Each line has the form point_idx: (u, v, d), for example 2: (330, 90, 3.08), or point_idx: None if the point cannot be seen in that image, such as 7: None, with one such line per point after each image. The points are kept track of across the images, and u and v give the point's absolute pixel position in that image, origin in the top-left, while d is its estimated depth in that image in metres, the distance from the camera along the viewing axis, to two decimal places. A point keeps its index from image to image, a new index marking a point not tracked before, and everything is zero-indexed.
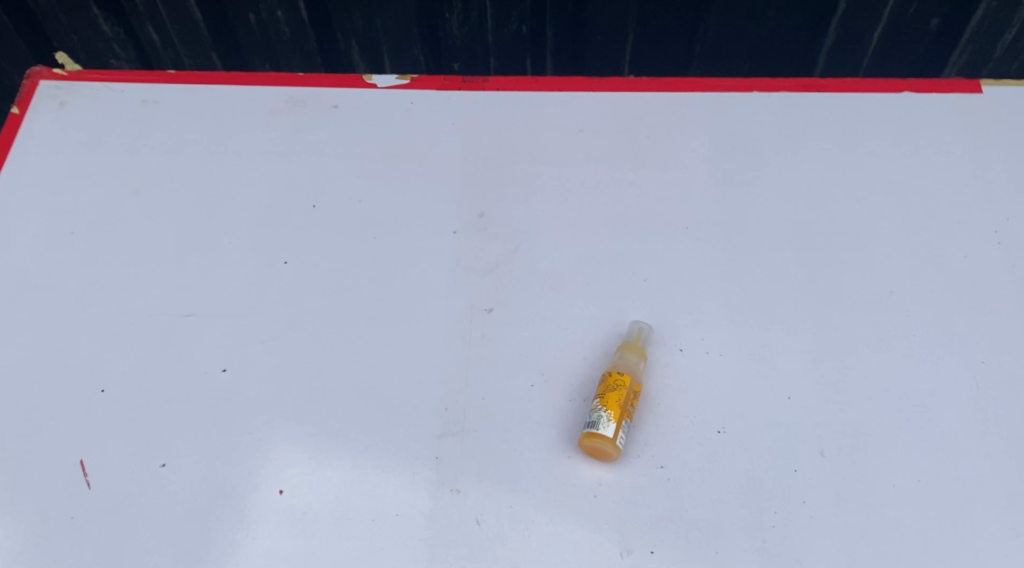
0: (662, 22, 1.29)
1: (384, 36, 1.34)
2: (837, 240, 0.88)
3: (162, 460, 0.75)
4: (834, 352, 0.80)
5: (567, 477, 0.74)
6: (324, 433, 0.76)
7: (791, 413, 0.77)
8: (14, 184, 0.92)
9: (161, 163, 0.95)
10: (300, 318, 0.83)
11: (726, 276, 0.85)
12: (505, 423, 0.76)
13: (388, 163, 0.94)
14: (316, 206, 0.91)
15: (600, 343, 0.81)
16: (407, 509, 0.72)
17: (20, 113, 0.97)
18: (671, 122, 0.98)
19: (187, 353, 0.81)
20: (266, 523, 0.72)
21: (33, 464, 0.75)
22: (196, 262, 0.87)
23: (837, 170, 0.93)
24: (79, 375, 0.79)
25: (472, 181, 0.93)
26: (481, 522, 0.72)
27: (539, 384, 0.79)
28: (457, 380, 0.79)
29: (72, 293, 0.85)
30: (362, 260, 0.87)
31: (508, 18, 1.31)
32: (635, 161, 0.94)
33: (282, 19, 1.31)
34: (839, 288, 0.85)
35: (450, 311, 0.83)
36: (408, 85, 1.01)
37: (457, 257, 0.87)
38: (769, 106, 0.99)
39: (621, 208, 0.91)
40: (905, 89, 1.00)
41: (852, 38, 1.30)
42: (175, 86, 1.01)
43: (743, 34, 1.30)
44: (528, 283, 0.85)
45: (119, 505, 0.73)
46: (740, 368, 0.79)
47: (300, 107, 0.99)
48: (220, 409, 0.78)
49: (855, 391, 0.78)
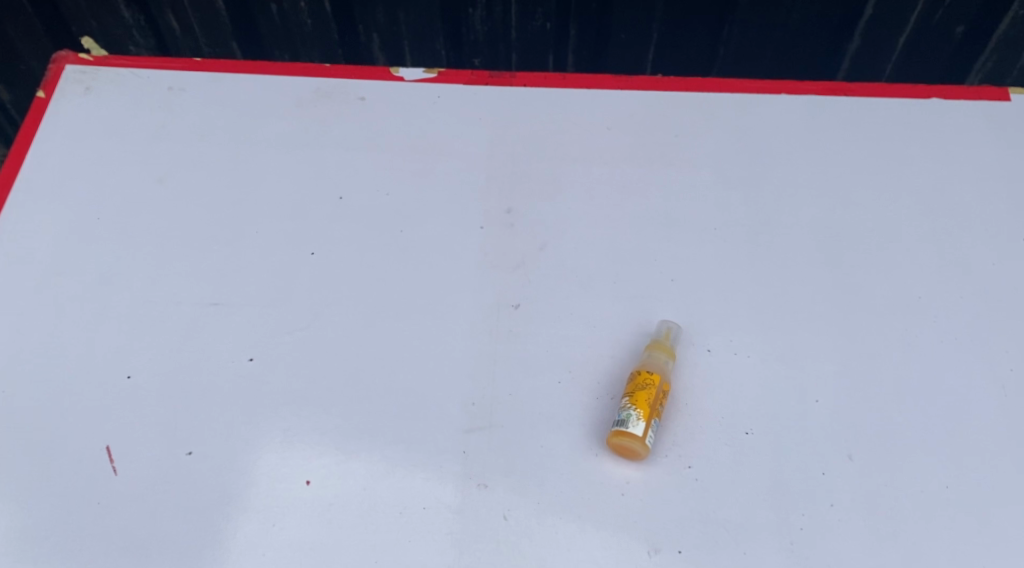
0: (686, 21, 1.29)
1: (407, 29, 1.34)
2: (865, 245, 0.88)
3: (189, 448, 0.75)
4: (861, 357, 0.80)
5: (595, 475, 0.74)
6: (351, 425, 0.76)
7: (819, 416, 0.77)
8: (41, 167, 0.92)
9: (187, 150, 0.94)
10: (327, 310, 0.83)
11: (754, 278, 0.85)
12: (532, 420, 0.76)
13: (416, 157, 0.94)
14: (343, 198, 0.91)
15: (627, 341, 0.81)
16: (435, 502, 0.72)
17: (46, 97, 0.97)
18: (699, 121, 0.97)
19: (213, 342, 0.81)
20: (293, 514, 0.72)
21: (58, 449, 0.75)
22: (223, 251, 0.87)
23: (865, 174, 0.93)
24: (105, 361, 0.79)
25: (499, 177, 0.93)
26: (509, 517, 0.72)
27: (566, 381, 0.79)
28: (484, 375, 0.79)
29: (99, 279, 0.85)
30: (389, 253, 0.87)
31: (532, 14, 1.30)
32: (662, 160, 0.94)
33: (305, 9, 1.30)
34: (866, 292, 0.85)
35: (478, 306, 0.83)
36: (436, 78, 1.01)
37: (485, 253, 0.87)
38: (798, 108, 0.99)
39: (648, 207, 0.90)
40: (933, 95, 1.00)
41: (875, 43, 1.30)
42: (202, 73, 1.01)
43: (767, 35, 1.30)
44: (555, 281, 0.85)
45: (146, 492, 0.73)
46: (768, 370, 0.79)
47: (327, 98, 0.99)
48: (248, 398, 0.77)
49: (883, 396, 0.78)
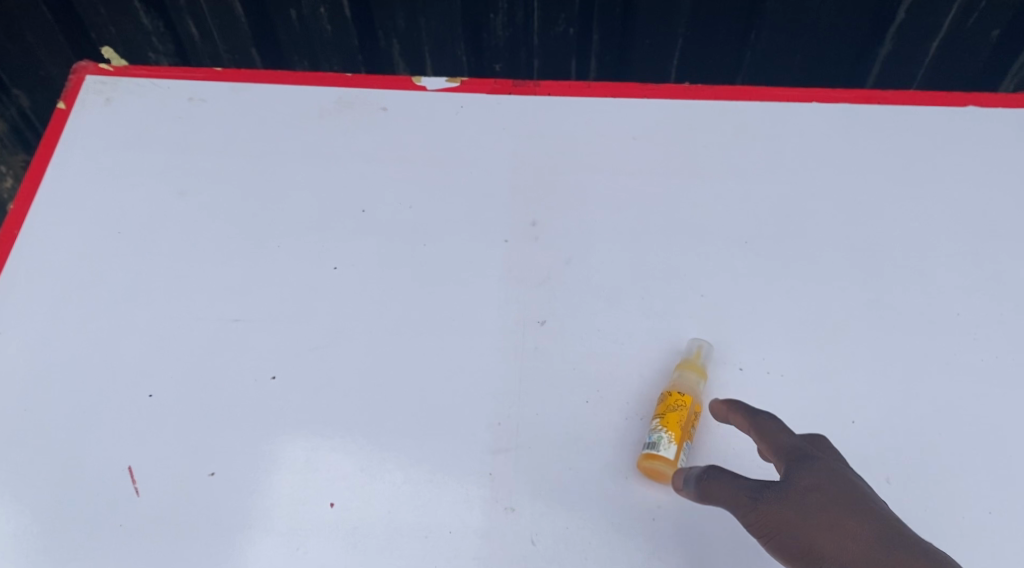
0: (713, 26, 1.26)
1: (428, 35, 1.32)
2: (900, 260, 0.86)
3: (211, 469, 0.74)
4: (898, 376, 0.79)
5: (625, 499, 0.73)
6: (376, 445, 0.75)
7: (853, 438, 0.75)
8: (62, 181, 0.91)
9: (207, 162, 0.93)
10: (350, 326, 0.81)
11: (787, 294, 0.83)
12: (560, 441, 0.75)
13: (439, 169, 0.92)
14: (366, 211, 0.89)
15: (657, 359, 0.80)
16: (461, 527, 0.71)
17: (66, 108, 0.96)
18: (729, 130, 0.95)
19: (236, 360, 0.79)
20: (318, 537, 0.71)
21: (81, 470, 0.74)
22: (245, 266, 0.86)
23: (900, 186, 0.91)
24: (127, 379, 0.78)
25: (524, 189, 0.91)
26: (536, 542, 0.71)
27: (594, 401, 0.77)
28: (510, 394, 0.77)
29: (121, 295, 0.84)
30: (413, 268, 0.85)
31: (555, 19, 1.28)
32: (692, 170, 0.92)
33: (325, 16, 1.29)
34: (902, 310, 0.83)
35: (504, 323, 0.81)
36: (458, 87, 0.98)
37: (510, 267, 0.85)
38: (831, 117, 0.96)
39: (678, 219, 0.88)
40: (971, 102, 0.97)
41: (907, 48, 1.27)
42: (221, 83, 0.99)
43: (795, 39, 1.27)
44: (583, 296, 0.83)
45: (169, 514, 0.72)
46: (801, 391, 0.78)
47: (349, 109, 0.97)
48: (271, 417, 0.76)
49: (921, 417, 0.77)
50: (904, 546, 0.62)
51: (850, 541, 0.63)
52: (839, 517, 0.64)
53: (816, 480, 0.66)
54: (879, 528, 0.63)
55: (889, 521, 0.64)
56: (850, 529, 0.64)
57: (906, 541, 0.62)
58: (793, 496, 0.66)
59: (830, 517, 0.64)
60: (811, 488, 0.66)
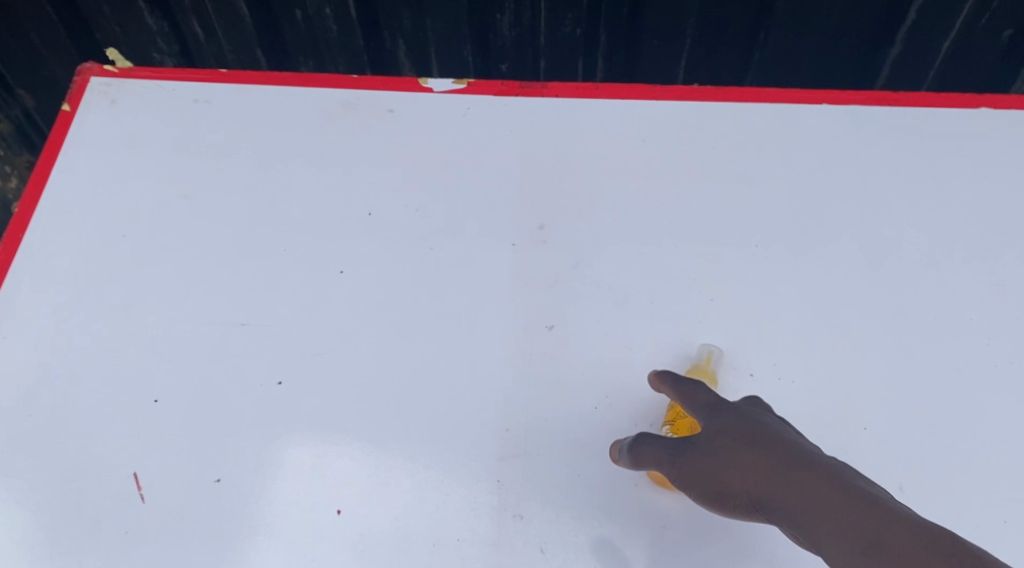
0: (721, 26, 1.25)
1: (434, 36, 1.31)
2: (913, 264, 0.85)
3: (217, 475, 0.73)
4: (911, 382, 0.78)
5: (635, 506, 0.72)
6: (383, 451, 0.74)
7: (866, 445, 0.75)
8: (66, 184, 0.90)
9: (213, 164, 0.93)
10: (357, 330, 0.81)
11: (798, 299, 0.82)
12: (569, 448, 0.75)
13: (446, 171, 0.92)
14: (372, 214, 0.89)
15: (666, 365, 0.79)
16: (469, 535, 0.71)
17: (71, 110, 0.95)
18: (739, 133, 0.94)
19: (241, 365, 0.79)
20: (324, 545, 0.71)
21: (86, 476, 0.73)
22: (251, 270, 0.85)
23: (913, 189, 0.90)
24: (132, 385, 0.78)
25: (532, 192, 0.90)
26: (545, 551, 0.70)
27: (602, 407, 0.77)
28: (518, 400, 0.76)
29: (125, 299, 0.83)
30: (420, 272, 0.85)
31: (562, 19, 1.27)
32: (702, 173, 0.91)
33: (331, 16, 1.28)
34: (915, 315, 0.82)
35: (512, 328, 0.81)
36: (465, 89, 0.97)
37: (518, 271, 0.84)
38: (842, 119, 0.95)
39: (687, 222, 0.87)
40: (984, 104, 0.96)
41: (918, 49, 1.26)
42: (226, 85, 0.98)
43: (804, 40, 1.26)
44: (591, 301, 0.82)
45: (174, 521, 0.71)
46: (813, 397, 0.77)
47: (355, 110, 0.96)
48: (277, 422, 0.76)
49: (935, 424, 0.76)
50: (811, 468, 0.61)
51: (757, 472, 0.62)
52: (746, 452, 0.64)
53: (722, 420, 0.67)
54: (784, 456, 0.62)
55: (798, 448, 0.63)
56: (758, 461, 0.63)
57: (813, 465, 0.61)
58: (701, 440, 0.66)
59: (735, 450, 0.64)
60: (721, 431, 0.66)
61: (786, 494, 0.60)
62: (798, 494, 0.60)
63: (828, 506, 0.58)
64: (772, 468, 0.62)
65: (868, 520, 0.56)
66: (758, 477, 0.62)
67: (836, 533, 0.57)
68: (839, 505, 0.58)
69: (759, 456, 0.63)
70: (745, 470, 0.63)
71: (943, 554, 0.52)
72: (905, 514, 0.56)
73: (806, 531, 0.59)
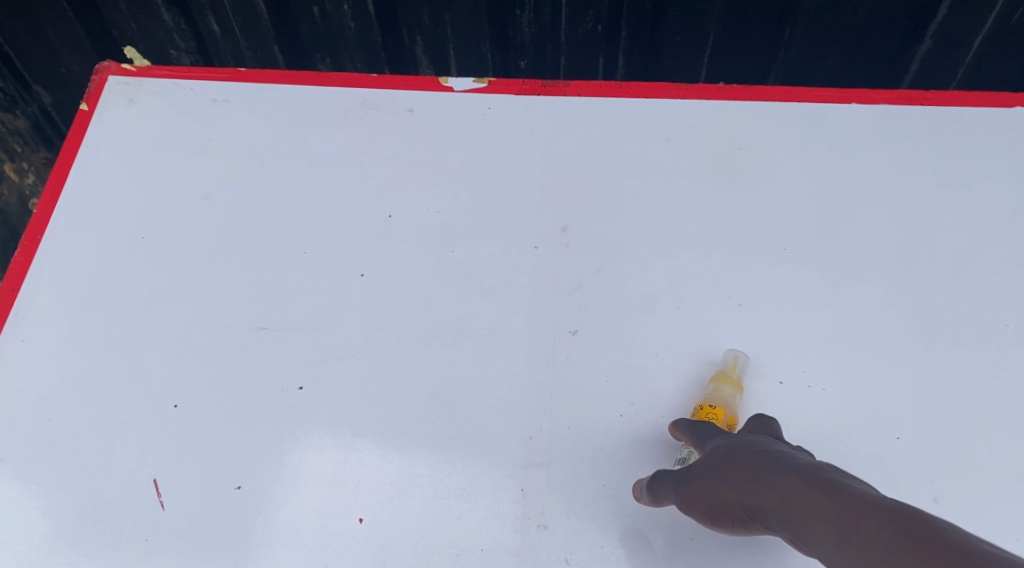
0: (745, 22, 1.23)
1: (452, 33, 1.30)
2: (945, 268, 0.83)
3: (238, 482, 0.72)
4: (944, 390, 0.76)
5: (661, 516, 0.71)
6: (405, 459, 0.73)
7: (898, 455, 0.73)
8: (85, 185, 0.89)
9: (231, 165, 0.92)
10: (378, 335, 0.80)
11: (827, 304, 0.81)
12: (594, 456, 0.73)
13: (467, 172, 0.90)
14: (393, 216, 0.87)
15: (693, 372, 0.77)
16: (493, 545, 0.70)
17: (89, 109, 0.94)
18: (766, 133, 0.92)
19: (261, 370, 0.78)
20: (347, 555, 0.70)
21: (106, 483, 0.73)
22: (271, 273, 0.84)
23: (945, 191, 0.88)
24: (151, 389, 0.77)
25: (555, 194, 0.88)
26: (571, 561, 0.69)
27: (628, 414, 0.75)
28: (541, 407, 0.75)
29: (144, 302, 0.82)
30: (442, 275, 0.83)
31: (583, 16, 1.25)
32: (727, 175, 0.89)
33: (348, 13, 1.26)
34: (948, 321, 0.80)
35: (535, 333, 0.79)
36: (485, 88, 0.95)
37: (541, 275, 0.83)
38: (872, 119, 0.93)
39: (713, 225, 0.86)
40: (1019, 103, 0.93)
41: (946, 46, 1.23)
42: (243, 84, 0.97)
43: (829, 36, 1.24)
44: (616, 305, 0.81)
45: (194, 528, 0.71)
46: (843, 406, 0.75)
47: (375, 110, 0.95)
48: (298, 429, 0.75)
49: (969, 433, 0.74)
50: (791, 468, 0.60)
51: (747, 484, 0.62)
52: (735, 466, 0.64)
53: (716, 443, 0.67)
54: (768, 463, 0.62)
55: (785, 454, 0.62)
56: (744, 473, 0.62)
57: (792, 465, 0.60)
58: (701, 462, 0.67)
59: (726, 465, 0.64)
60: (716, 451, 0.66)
61: (773, 501, 0.59)
62: (779, 496, 0.59)
63: (804, 501, 0.57)
64: (757, 477, 0.61)
65: (841, 506, 0.54)
66: (748, 487, 0.62)
67: (816, 524, 0.55)
68: (815, 499, 0.56)
69: (746, 468, 0.63)
70: (737, 483, 0.63)
71: (905, 524, 0.51)
72: (877, 496, 0.54)
73: (795, 532, 0.57)
